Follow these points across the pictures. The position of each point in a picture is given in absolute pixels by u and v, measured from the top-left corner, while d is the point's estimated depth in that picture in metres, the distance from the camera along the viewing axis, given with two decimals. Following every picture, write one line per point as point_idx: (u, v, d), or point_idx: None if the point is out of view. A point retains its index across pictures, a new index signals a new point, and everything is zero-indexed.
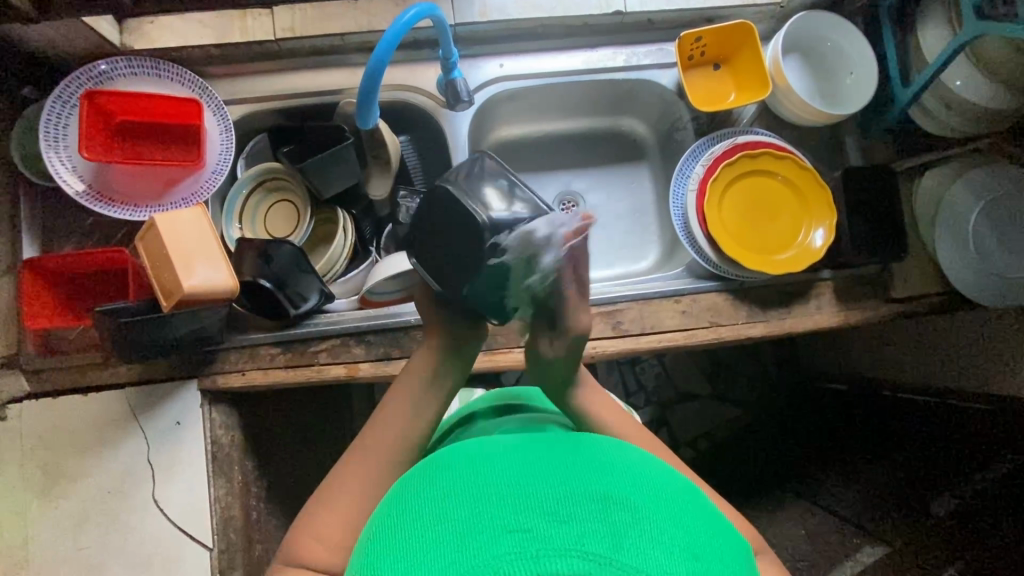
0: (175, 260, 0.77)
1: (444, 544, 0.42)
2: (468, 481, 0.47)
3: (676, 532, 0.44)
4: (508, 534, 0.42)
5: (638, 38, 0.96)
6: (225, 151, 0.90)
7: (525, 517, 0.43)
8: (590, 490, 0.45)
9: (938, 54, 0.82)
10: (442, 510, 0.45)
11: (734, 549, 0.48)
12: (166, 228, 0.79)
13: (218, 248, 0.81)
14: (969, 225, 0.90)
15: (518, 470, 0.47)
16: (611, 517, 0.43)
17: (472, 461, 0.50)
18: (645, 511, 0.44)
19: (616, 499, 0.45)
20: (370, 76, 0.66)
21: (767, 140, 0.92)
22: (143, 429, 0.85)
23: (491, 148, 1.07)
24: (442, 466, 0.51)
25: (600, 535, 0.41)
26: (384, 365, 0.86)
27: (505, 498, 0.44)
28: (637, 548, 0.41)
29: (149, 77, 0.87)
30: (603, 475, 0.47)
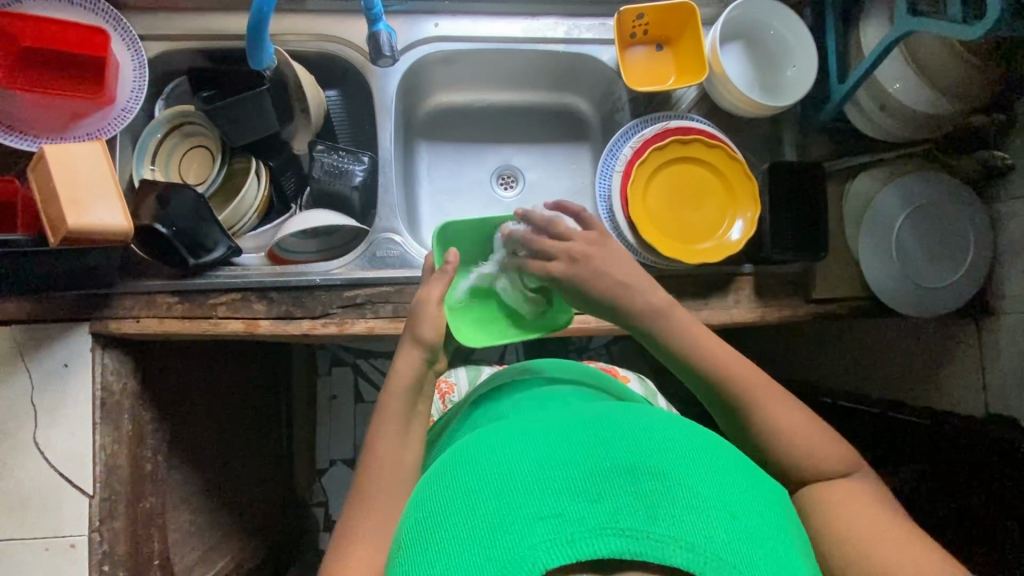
0: (64, 198, 0.74)
1: (481, 536, 0.46)
2: (493, 477, 0.51)
3: (703, 490, 0.48)
4: (543, 522, 0.45)
5: (580, 11, 0.93)
6: (138, 89, 0.86)
7: (557, 503, 0.46)
8: (619, 470, 0.49)
9: (873, 51, 0.79)
10: (473, 506, 0.49)
11: (769, 497, 0.52)
12: (58, 162, 0.75)
13: (115, 188, 0.78)
14: (893, 231, 0.90)
15: (544, 457, 0.51)
16: (640, 490, 0.47)
17: (496, 454, 0.54)
18: (672, 477, 0.48)
19: (643, 473, 0.49)
20: (261, 10, 0.63)
21: (699, 127, 0.90)
22: (28, 370, 0.82)
23: (428, 113, 1.04)
24: (469, 461, 0.55)
25: (634, 510, 0.45)
26: (285, 324, 0.84)
27: (533, 488, 0.48)
28: (671, 515, 0.45)
29: (60, 3, 0.83)
30: (627, 450, 0.51)
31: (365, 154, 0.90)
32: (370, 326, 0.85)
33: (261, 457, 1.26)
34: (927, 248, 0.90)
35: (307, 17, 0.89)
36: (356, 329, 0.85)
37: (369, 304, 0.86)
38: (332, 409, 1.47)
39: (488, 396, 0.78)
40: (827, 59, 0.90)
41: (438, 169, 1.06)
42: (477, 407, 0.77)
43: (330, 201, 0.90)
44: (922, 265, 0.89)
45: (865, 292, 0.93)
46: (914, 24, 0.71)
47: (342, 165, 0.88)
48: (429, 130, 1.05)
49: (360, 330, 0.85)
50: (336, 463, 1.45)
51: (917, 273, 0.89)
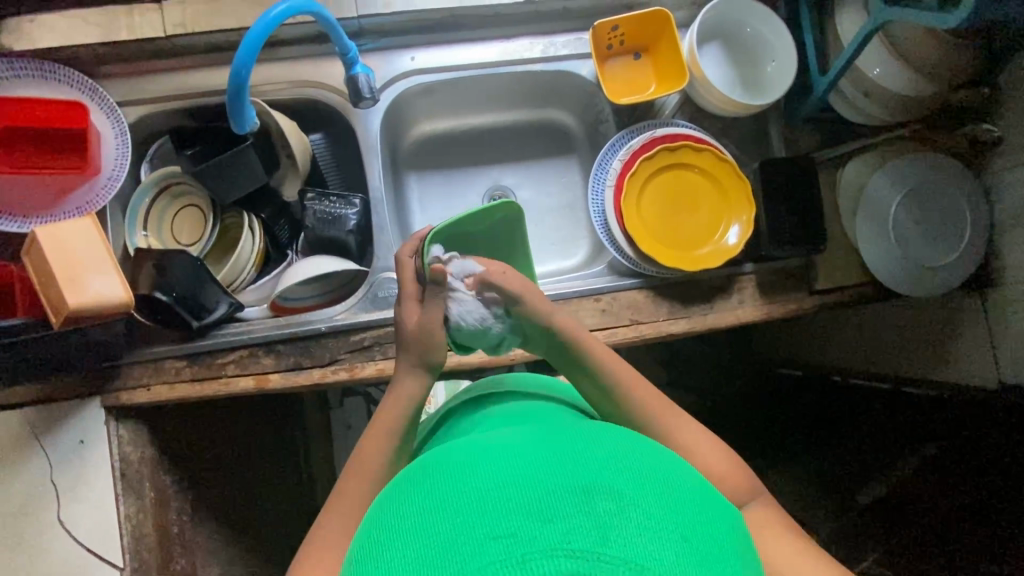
0: (62, 279, 0.74)
1: (426, 559, 0.41)
2: (444, 495, 0.46)
3: (656, 513, 0.44)
4: (494, 542, 0.41)
5: (554, 28, 0.92)
6: (122, 156, 0.86)
7: (509, 522, 0.42)
8: (573, 485, 0.44)
9: (851, 41, 0.79)
10: (421, 528, 0.44)
11: (725, 525, 0.48)
12: (52, 242, 0.75)
13: (111, 261, 0.77)
14: (889, 215, 0.90)
15: (500, 472, 0.47)
16: (595, 508, 0.42)
17: (450, 472, 0.49)
18: (629, 497, 0.44)
19: (599, 489, 0.44)
20: (240, 74, 0.62)
21: (686, 132, 0.90)
22: (45, 450, 0.81)
23: (413, 144, 1.04)
24: (424, 480, 0.50)
25: (586, 530, 0.40)
26: (295, 375, 0.84)
27: (485, 505, 0.44)
28: (624, 538, 0.40)
29: (34, 79, 0.82)
30: (585, 467, 0.47)
31: (356, 196, 0.89)
32: (380, 368, 0.85)
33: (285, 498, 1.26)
34: (924, 227, 0.90)
35: (284, 64, 0.88)
36: (366, 373, 0.85)
37: (376, 346, 0.86)
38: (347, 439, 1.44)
39: (457, 410, 0.73)
40: (805, 51, 0.90)
41: (429, 197, 1.05)
42: (449, 422, 0.72)
43: (327, 245, 0.90)
44: (921, 246, 0.89)
45: (866, 276, 0.94)
46: (893, 14, 0.71)
47: (334, 211, 0.88)
48: (416, 159, 1.05)
49: (370, 373, 0.85)
50: None
51: (918, 255, 0.89)
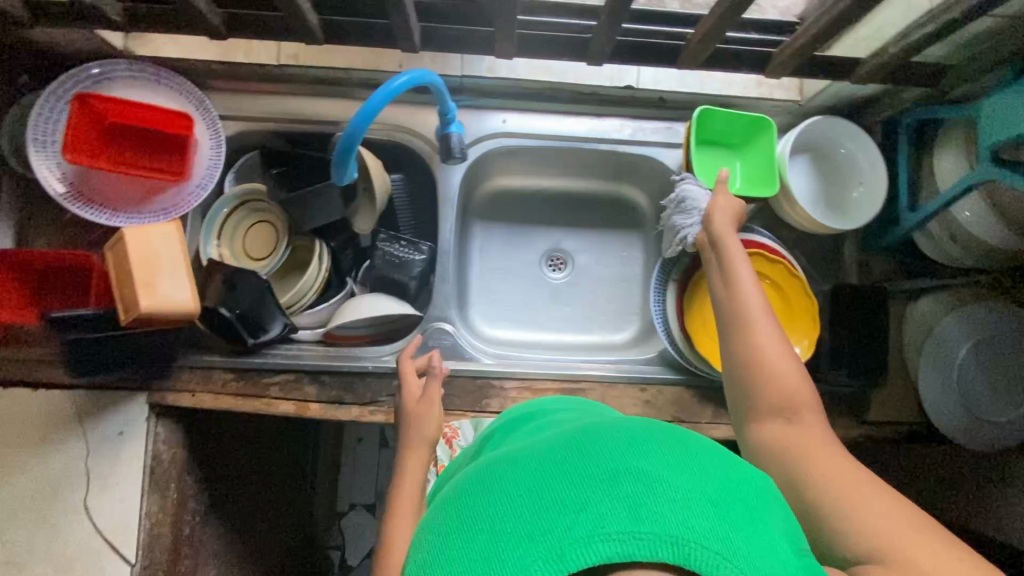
0: (138, 279, 0.76)
1: (468, 570, 0.40)
2: (475, 503, 0.44)
3: (690, 482, 0.42)
4: (532, 541, 0.39)
5: (647, 114, 0.93)
6: (214, 167, 0.89)
7: (540, 519, 0.40)
8: (596, 471, 0.42)
9: (950, 187, 0.78)
10: (459, 538, 0.43)
11: (757, 486, 0.46)
12: (135, 242, 0.77)
13: (185, 270, 0.81)
14: (956, 361, 0.86)
15: (528, 469, 0.45)
16: (620, 490, 0.40)
17: (478, 479, 0.47)
18: (654, 471, 0.42)
19: (623, 470, 0.42)
20: (351, 134, 0.65)
21: (761, 239, 0.89)
22: (85, 435, 0.84)
23: (485, 196, 1.06)
24: (455, 495, 0.48)
25: (617, 514, 0.39)
26: (333, 409, 0.85)
27: (519, 506, 0.42)
28: (654, 511, 0.39)
29: (147, 83, 0.86)
30: (603, 450, 0.44)
31: (425, 243, 0.92)
32: None
33: (288, 507, 1.27)
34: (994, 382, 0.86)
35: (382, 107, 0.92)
36: None
37: None
38: (354, 453, 1.46)
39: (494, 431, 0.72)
40: (895, 182, 0.88)
41: (491, 248, 1.07)
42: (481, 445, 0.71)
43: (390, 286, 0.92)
44: (987, 401, 0.85)
45: (919, 416, 0.91)
46: (998, 176, 0.69)
47: (402, 256, 0.91)
48: (485, 210, 1.06)
49: None
50: (355, 508, 1.44)
51: (979, 408, 0.86)
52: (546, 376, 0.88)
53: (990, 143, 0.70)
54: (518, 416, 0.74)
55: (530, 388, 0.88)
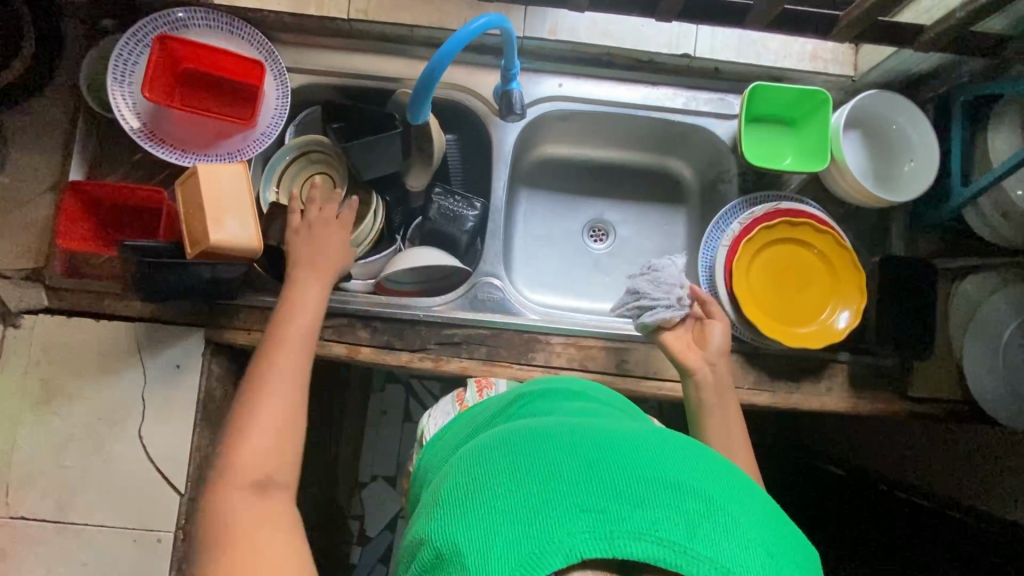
0: (210, 216, 0.78)
1: (515, 513, 0.42)
2: (535, 458, 0.46)
3: (746, 525, 0.42)
4: (582, 513, 0.41)
5: (701, 85, 0.95)
6: (278, 117, 0.90)
7: (599, 497, 0.42)
8: (662, 478, 0.43)
9: (1004, 161, 0.79)
10: (511, 481, 0.44)
11: (798, 544, 0.46)
12: (208, 180, 0.79)
13: (253, 208, 0.83)
14: (1003, 339, 0.86)
15: (590, 452, 0.46)
16: (682, 506, 0.41)
17: (540, 439, 0.49)
18: (718, 503, 0.43)
19: (689, 488, 0.43)
20: (430, 73, 0.68)
21: (810, 211, 0.91)
22: (143, 364, 0.86)
23: (532, 162, 1.07)
24: (511, 440, 0.50)
25: (673, 523, 0.40)
26: (384, 353, 0.87)
27: (576, 477, 0.43)
28: (710, 538, 0.40)
29: (222, 31, 0.89)
30: (672, 463, 0.45)
31: (477, 200, 0.94)
32: (464, 366, 0.87)
33: (318, 466, 1.29)
34: None
35: None
36: (451, 367, 0.87)
37: (465, 344, 0.88)
38: (379, 425, 1.50)
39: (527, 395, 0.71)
40: (948, 159, 0.89)
41: (535, 215, 1.08)
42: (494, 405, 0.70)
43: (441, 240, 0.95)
44: None
45: (962, 394, 0.91)
46: None
47: (456, 210, 0.93)
48: (531, 177, 1.08)
49: (454, 369, 0.87)
50: (376, 479, 1.47)
51: None
52: (592, 334, 0.89)
53: None
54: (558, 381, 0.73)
55: (575, 344, 0.89)
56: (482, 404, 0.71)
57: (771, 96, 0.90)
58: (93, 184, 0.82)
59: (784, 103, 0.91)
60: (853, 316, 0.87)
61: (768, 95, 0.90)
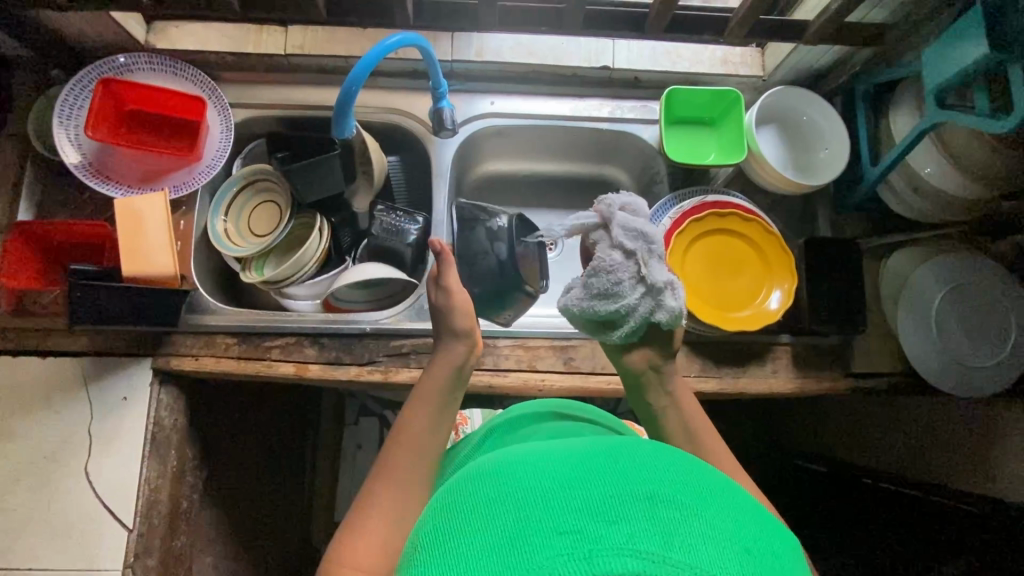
0: (124, 250, 0.82)
1: (492, 548, 0.39)
2: (506, 487, 0.43)
3: (725, 524, 0.40)
4: (558, 536, 0.38)
5: (624, 94, 1.01)
6: (223, 149, 0.94)
7: (572, 517, 0.39)
8: (636, 489, 0.41)
9: (904, 138, 0.84)
10: (485, 513, 0.42)
11: (787, 543, 0.43)
12: (124, 214, 0.83)
13: (167, 235, 0.83)
14: (932, 308, 0.89)
15: (560, 469, 0.44)
16: (657, 514, 0.39)
17: (510, 466, 0.46)
18: (694, 508, 0.40)
19: (663, 497, 0.40)
20: (346, 90, 0.73)
21: (736, 202, 0.95)
22: (89, 398, 0.85)
23: (477, 180, 1.11)
24: (482, 473, 0.47)
25: (650, 533, 0.38)
26: (333, 369, 0.88)
27: (547, 500, 0.41)
28: (689, 545, 0.37)
29: (166, 73, 0.94)
30: (646, 472, 0.43)
31: (419, 215, 0.98)
32: (413, 376, 0.88)
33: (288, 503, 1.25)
34: (971, 329, 0.89)
35: (379, 93, 0.99)
36: (401, 377, 0.88)
37: (413, 354, 0.89)
38: None
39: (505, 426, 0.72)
40: (858, 143, 0.95)
41: None
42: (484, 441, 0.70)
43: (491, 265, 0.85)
44: (966, 345, 0.88)
45: (904, 367, 0.93)
46: (945, 117, 0.75)
47: (398, 224, 0.96)
48: (478, 193, 1.12)
49: (403, 379, 0.88)
50: None
51: (961, 354, 0.88)
52: (539, 335, 0.91)
53: (932, 90, 0.77)
54: (538, 408, 0.75)
55: (523, 346, 0.90)
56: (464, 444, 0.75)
57: (686, 98, 0.95)
58: (45, 222, 0.85)
59: (699, 103, 0.96)
60: (790, 300, 0.90)
61: (683, 97, 0.95)
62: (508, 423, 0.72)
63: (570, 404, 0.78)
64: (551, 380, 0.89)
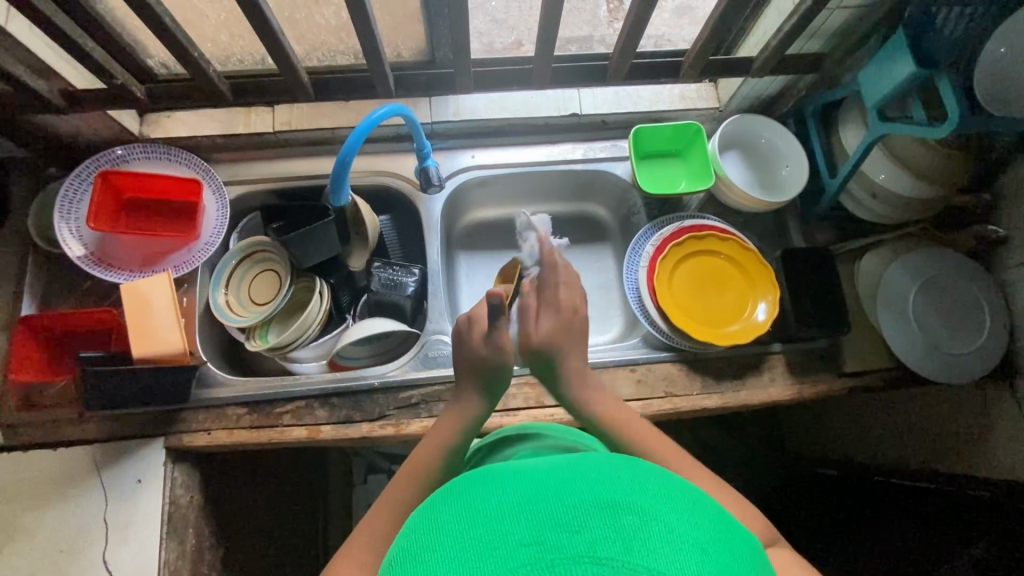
0: (132, 333, 0.83)
1: (460, 563, 0.41)
2: (477, 505, 0.46)
3: (685, 527, 0.42)
4: (524, 548, 0.40)
5: (595, 136, 1.09)
6: (220, 225, 0.98)
7: (538, 530, 0.41)
8: (600, 500, 0.43)
9: (856, 149, 0.91)
10: (454, 530, 0.44)
11: (748, 548, 0.45)
12: (131, 298, 0.85)
13: (174, 315, 0.85)
14: (908, 304, 0.94)
15: (532, 487, 0.46)
16: (619, 522, 0.41)
17: (481, 486, 0.48)
18: (655, 514, 0.43)
19: (625, 505, 0.43)
20: (341, 161, 0.78)
21: (711, 223, 1.01)
22: (103, 486, 0.85)
23: (466, 229, 1.16)
24: (453, 492, 0.49)
25: (610, 540, 0.40)
26: (345, 428, 0.89)
27: (518, 515, 0.43)
28: (648, 549, 0.39)
29: (160, 160, 0.98)
30: (608, 484, 0.45)
31: (415, 267, 1.02)
32: (425, 425, 0.90)
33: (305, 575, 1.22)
34: (947, 318, 0.93)
35: (367, 157, 1.05)
36: (413, 429, 0.89)
37: (423, 403, 0.91)
38: None
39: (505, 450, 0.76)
40: (815, 158, 1.02)
41: (476, 273, 1.15)
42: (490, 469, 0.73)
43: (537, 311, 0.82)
44: (944, 334, 0.93)
45: (892, 361, 0.97)
46: (888, 129, 0.82)
47: (396, 278, 1.00)
48: (467, 241, 1.16)
49: (415, 429, 0.89)
50: None
51: (942, 343, 0.92)
52: None
53: (874, 106, 0.84)
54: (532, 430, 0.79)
55: (529, 383, 0.93)
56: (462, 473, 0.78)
57: (653, 134, 1.03)
58: (51, 314, 0.87)
59: (665, 136, 1.03)
60: (778, 314, 0.96)
61: (649, 134, 1.02)
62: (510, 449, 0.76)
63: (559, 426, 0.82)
64: (559, 415, 0.91)
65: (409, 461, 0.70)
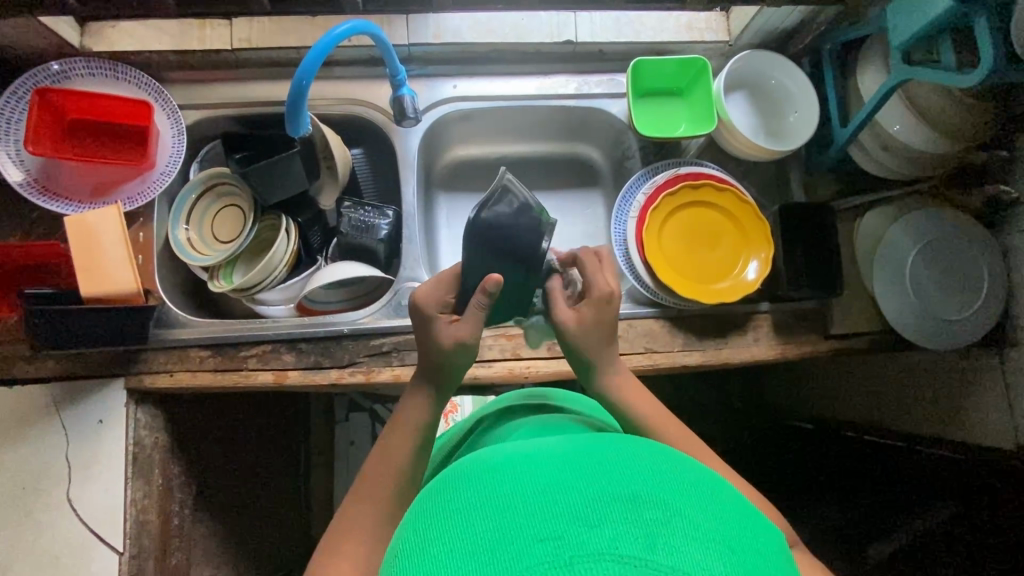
0: (80, 269, 0.78)
1: (473, 555, 0.40)
2: (488, 493, 0.44)
3: (707, 524, 0.41)
4: (541, 544, 0.38)
5: (590, 68, 0.99)
6: (177, 154, 0.91)
7: (555, 524, 0.40)
8: (617, 492, 0.42)
9: (872, 97, 0.83)
10: (467, 520, 0.43)
11: (772, 546, 0.44)
12: (76, 231, 0.79)
13: (125, 250, 0.80)
14: (908, 266, 0.90)
15: (546, 477, 0.45)
16: (641, 517, 0.40)
17: (495, 470, 0.47)
18: (675, 508, 0.41)
19: (644, 498, 0.42)
20: (299, 84, 0.70)
21: (709, 172, 0.94)
22: (62, 425, 0.83)
23: (447, 166, 1.07)
24: (463, 476, 0.48)
25: (632, 538, 0.38)
26: (313, 374, 0.87)
27: (534, 508, 0.41)
28: (671, 547, 0.38)
29: (106, 78, 0.89)
30: (626, 474, 0.44)
31: (389, 208, 0.96)
32: (397, 374, 0.87)
33: (283, 507, 1.24)
34: (945, 283, 0.89)
35: (336, 83, 0.95)
36: (383, 377, 0.86)
37: (395, 352, 0.88)
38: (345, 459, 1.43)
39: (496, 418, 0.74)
40: (827, 104, 0.94)
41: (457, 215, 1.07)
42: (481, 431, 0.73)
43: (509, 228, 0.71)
44: (941, 300, 0.89)
45: (883, 325, 0.93)
46: (912, 74, 0.74)
47: (367, 220, 0.94)
48: (447, 180, 1.08)
49: (386, 378, 0.86)
50: None
51: (937, 309, 0.89)
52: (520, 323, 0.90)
53: (898, 47, 0.75)
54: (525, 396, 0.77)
55: (505, 335, 0.90)
56: (451, 437, 0.79)
57: (654, 70, 0.93)
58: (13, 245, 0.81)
59: (665, 76, 0.94)
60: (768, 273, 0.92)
61: (649, 71, 0.93)
62: (494, 417, 0.75)
63: (554, 392, 0.79)
64: (535, 367, 0.88)
65: (396, 420, 0.69)
